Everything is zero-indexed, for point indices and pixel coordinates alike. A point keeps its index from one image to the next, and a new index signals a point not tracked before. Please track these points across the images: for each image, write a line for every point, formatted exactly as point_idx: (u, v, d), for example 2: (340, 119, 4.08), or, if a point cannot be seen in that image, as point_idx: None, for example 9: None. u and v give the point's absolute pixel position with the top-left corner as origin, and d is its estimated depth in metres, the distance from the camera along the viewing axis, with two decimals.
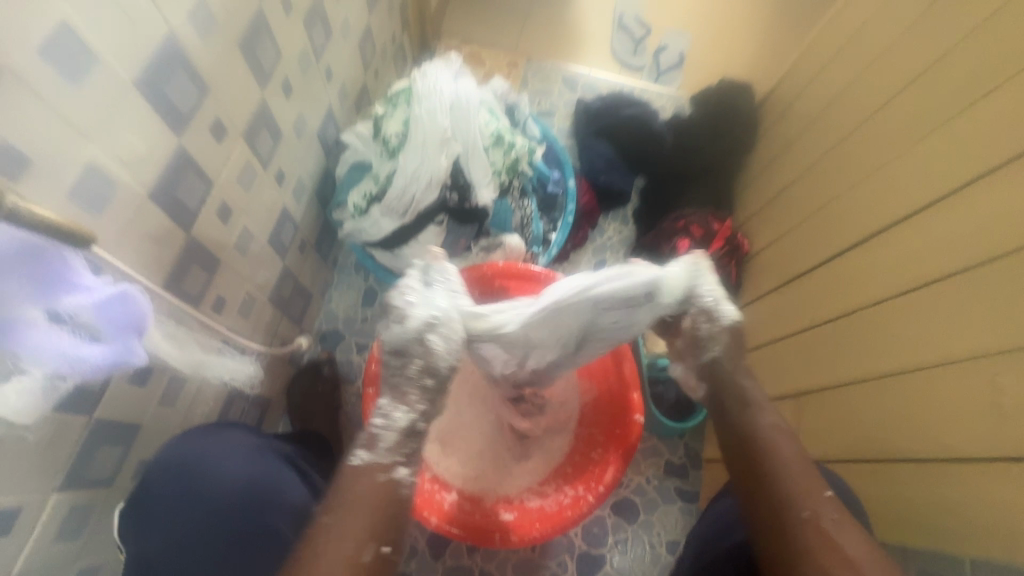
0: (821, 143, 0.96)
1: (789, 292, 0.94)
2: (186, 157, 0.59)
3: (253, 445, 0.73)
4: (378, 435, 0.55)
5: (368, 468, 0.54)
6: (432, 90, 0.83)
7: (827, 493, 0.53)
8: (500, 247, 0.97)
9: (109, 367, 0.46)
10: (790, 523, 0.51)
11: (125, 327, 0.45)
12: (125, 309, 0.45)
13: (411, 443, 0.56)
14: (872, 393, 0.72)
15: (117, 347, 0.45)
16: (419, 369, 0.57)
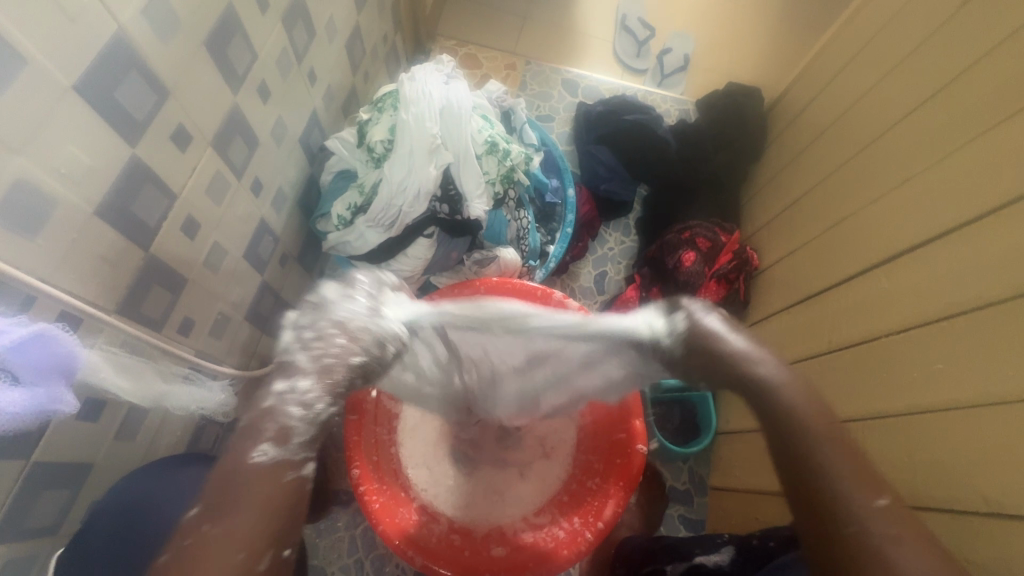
0: (839, 151, 0.91)
1: (806, 311, 0.89)
2: (143, 170, 0.54)
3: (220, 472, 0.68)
4: (290, 425, 0.48)
5: (267, 469, 0.46)
6: (420, 94, 0.77)
7: (879, 502, 0.44)
8: (494, 261, 0.91)
9: (32, 417, 0.40)
10: (856, 541, 0.43)
11: (50, 370, 0.40)
12: (48, 349, 0.40)
13: (317, 437, 0.50)
14: (900, 426, 0.66)
15: (39, 393, 0.39)
16: (336, 360, 0.52)
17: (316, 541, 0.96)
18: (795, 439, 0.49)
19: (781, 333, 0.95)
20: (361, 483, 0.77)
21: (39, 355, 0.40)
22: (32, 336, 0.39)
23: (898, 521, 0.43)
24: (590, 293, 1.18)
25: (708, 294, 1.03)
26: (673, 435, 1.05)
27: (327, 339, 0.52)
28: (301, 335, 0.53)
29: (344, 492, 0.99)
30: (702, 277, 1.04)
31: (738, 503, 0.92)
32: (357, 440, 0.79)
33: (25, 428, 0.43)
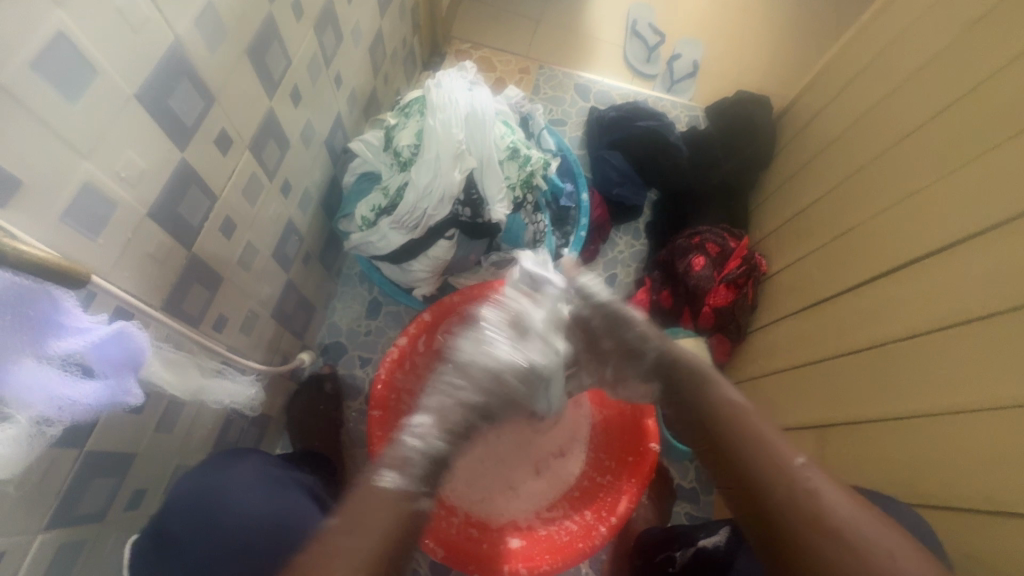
0: (849, 161, 0.93)
1: (811, 316, 0.91)
2: (190, 173, 0.56)
3: (272, 474, 0.69)
4: (410, 458, 0.64)
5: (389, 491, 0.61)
6: (447, 101, 0.80)
7: (797, 461, 0.55)
8: (511, 263, 0.95)
9: (103, 405, 0.43)
10: (771, 500, 0.53)
11: (122, 365, 0.43)
12: (121, 345, 0.43)
13: (427, 470, 0.65)
14: (898, 429, 0.69)
15: (112, 386, 0.43)
16: (451, 399, 0.69)
17: None
18: (718, 430, 0.62)
19: (784, 338, 0.97)
20: (384, 478, 0.78)
21: (113, 350, 0.42)
22: (111, 333, 0.42)
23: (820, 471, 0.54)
24: None
25: (717, 298, 1.05)
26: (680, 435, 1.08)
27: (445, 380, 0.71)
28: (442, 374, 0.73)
29: None
30: (711, 281, 1.06)
31: None
32: (379, 436, 0.81)
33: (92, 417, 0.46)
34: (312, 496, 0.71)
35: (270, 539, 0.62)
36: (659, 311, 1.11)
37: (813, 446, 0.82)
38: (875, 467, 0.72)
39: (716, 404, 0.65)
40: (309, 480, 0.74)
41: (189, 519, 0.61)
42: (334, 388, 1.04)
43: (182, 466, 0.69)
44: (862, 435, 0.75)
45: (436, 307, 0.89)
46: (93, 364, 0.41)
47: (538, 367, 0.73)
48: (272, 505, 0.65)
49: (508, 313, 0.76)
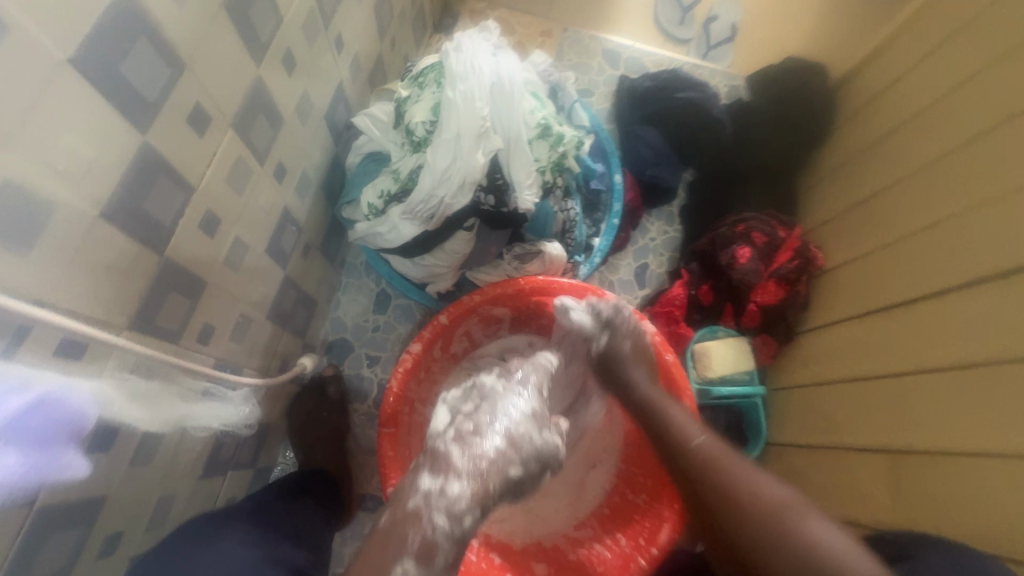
0: (929, 141, 0.79)
1: (875, 322, 0.79)
2: (158, 160, 0.45)
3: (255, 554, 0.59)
4: (436, 540, 0.50)
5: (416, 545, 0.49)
6: (469, 68, 0.67)
7: (695, 440, 0.64)
8: (537, 256, 0.83)
9: (33, 486, 0.36)
10: (693, 468, 0.62)
11: (50, 434, 0.35)
12: (49, 415, 0.35)
13: (455, 553, 0.52)
14: (983, 470, 0.59)
15: (39, 458, 0.35)
16: (480, 464, 0.53)
17: (341, 548, 0.91)
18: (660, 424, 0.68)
19: (841, 343, 0.85)
20: None
21: (41, 419, 0.35)
22: (33, 400, 0.34)
23: (715, 440, 0.64)
24: (631, 287, 1.09)
25: (765, 295, 0.94)
26: None
27: (481, 441, 0.54)
28: (458, 412, 0.58)
29: (370, 496, 0.94)
30: (758, 276, 0.95)
31: None
32: (391, 455, 0.73)
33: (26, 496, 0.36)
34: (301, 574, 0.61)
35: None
36: (697, 307, 1.01)
37: (880, 474, 0.72)
38: (942, 512, 0.62)
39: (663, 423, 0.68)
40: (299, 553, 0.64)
41: None
42: (338, 391, 0.96)
43: (167, 497, 0.61)
44: (935, 470, 0.64)
45: (453, 308, 0.78)
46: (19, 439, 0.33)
47: (546, 453, 0.56)
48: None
49: (533, 385, 0.63)
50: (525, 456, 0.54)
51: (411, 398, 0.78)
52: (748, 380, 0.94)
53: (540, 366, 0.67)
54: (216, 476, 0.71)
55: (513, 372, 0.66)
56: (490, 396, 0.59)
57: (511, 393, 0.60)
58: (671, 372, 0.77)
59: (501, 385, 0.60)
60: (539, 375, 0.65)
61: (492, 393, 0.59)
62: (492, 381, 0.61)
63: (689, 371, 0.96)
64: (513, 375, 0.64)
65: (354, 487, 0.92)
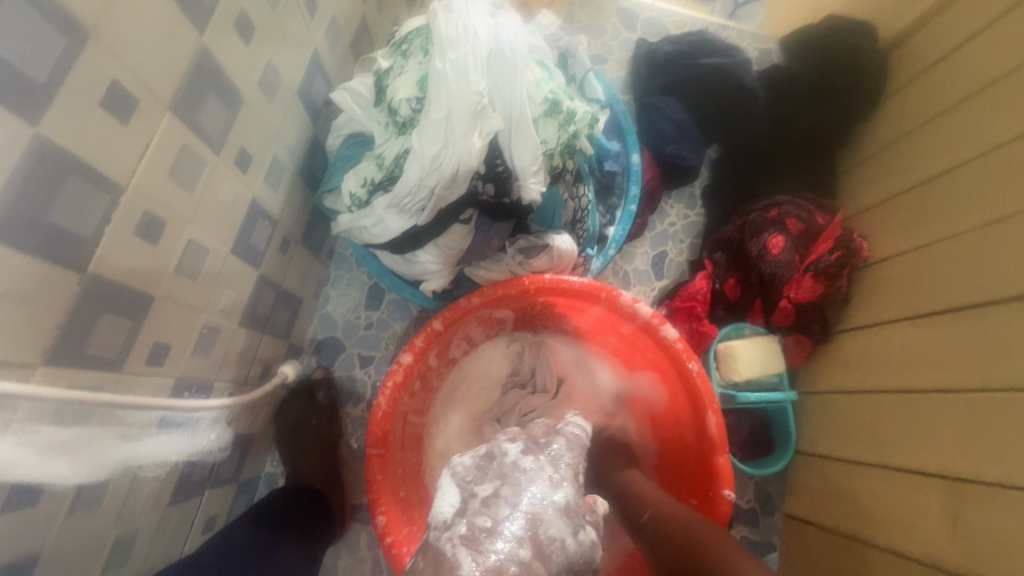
0: (1008, 114, 0.66)
1: (933, 327, 0.69)
2: (61, 157, 0.35)
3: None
4: None
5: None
6: (462, 32, 0.56)
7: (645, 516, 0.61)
8: (544, 250, 0.73)
9: None
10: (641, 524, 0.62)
11: None
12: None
13: None
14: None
15: None
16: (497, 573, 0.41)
17: (334, 563, 0.85)
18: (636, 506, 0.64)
19: (889, 348, 0.75)
20: (388, 533, 0.64)
21: None
22: None
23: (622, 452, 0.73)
24: (647, 278, 0.99)
25: (801, 290, 0.84)
26: (739, 450, 0.89)
27: (496, 543, 0.43)
28: (471, 497, 0.48)
29: (364, 507, 0.87)
30: (792, 268, 0.85)
31: (822, 540, 0.77)
32: (380, 481, 0.65)
33: None
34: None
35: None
36: (722, 303, 0.91)
37: (935, 502, 0.63)
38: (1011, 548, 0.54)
39: (629, 488, 0.66)
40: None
41: None
42: (328, 396, 0.89)
43: (127, 535, 0.54)
44: (1006, 506, 0.55)
45: (449, 311, 0.70)
46: None
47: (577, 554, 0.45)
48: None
49: (568, 467, 0.52)
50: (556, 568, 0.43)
51: (404, 411, 0.71)
52: (777, 383, 0.85)
53: (574, 442, 0.58)
54: (190, 501, 0.64)
55: (544, 444, 0.56)
56: (512, 475, 0.49)
57: (539, 478, 0.49)
58: (696, 383, 0.68)
59: (528, 464, 0.51)
60: (574, 456, 0.55)
61: (512, 472, 0.50)
62: (513, 458, 0.52)
63: (712, 374, 0.87)
64: (543, 450, 0.54)
65: (346, 498, 0.85)
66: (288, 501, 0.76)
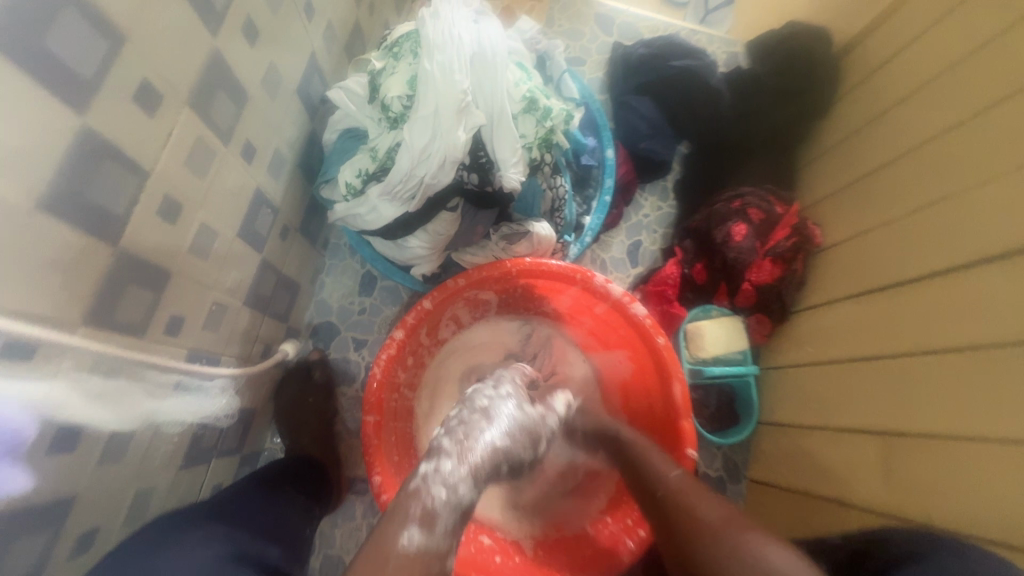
0: (936, 112, 0.74)
1: (874, 304, 0.77)
2: (101, 144, 0.41)
3: (222, 554, 0.55)
4: (434, 510, 0.53)
5: (415, 539, 0.50)
6: (448, 36, 0.62)
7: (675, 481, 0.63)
8: (524, 236, 0.79)
9: None
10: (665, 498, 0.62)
11: None
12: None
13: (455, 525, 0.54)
14: (981, 460, 0.57)
15: None
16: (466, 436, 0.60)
17: (331, 531, 0.90)
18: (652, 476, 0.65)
19: (838, 323, 0.83)
20: (383, 492, 0.69)
21: None
22: None
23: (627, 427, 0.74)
24: (623, 266, 1.06)
25: (761, 273, 0.92)
26: (708, 422, 0.97)
27: (461, 426, 0.61)
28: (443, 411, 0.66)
29: (360, 480, 0.93)
30: (753, 254, 0.92)
31: (779, 499, 0.85)
32: (375, 444, 0.72)
33: None
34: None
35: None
36: (691, 286, 0.98)
37: (872, 457, 0.70)
38: (932, 491, 0.61)
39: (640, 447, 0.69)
40: (267, 551, 0.60)
41: None
42: (324, 376, 0.95)
43: (144, 491, 0.59)
44: (938, 454, 0.62)
45: (438, 291, 0.76)
46: None
47: (524, 420, 0.65)
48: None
49: (510, 379, 0.71)
50: (524, 455, 0.64)
51: (397, 383, 0.77)
52: (741, 360, 0.93)
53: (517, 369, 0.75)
54: (199, 467, 0.70)
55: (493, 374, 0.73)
56: (467, 393, 0.68)
57: (496, 400, 0.65)
58: (663, 355, 0.75)
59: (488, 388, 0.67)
60: (516, 372, 0.74)
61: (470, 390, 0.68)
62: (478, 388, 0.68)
63: (681, 351, 0.94)
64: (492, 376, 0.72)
65: (343, 471, 0.91)
66: (291, 463, 0.81)
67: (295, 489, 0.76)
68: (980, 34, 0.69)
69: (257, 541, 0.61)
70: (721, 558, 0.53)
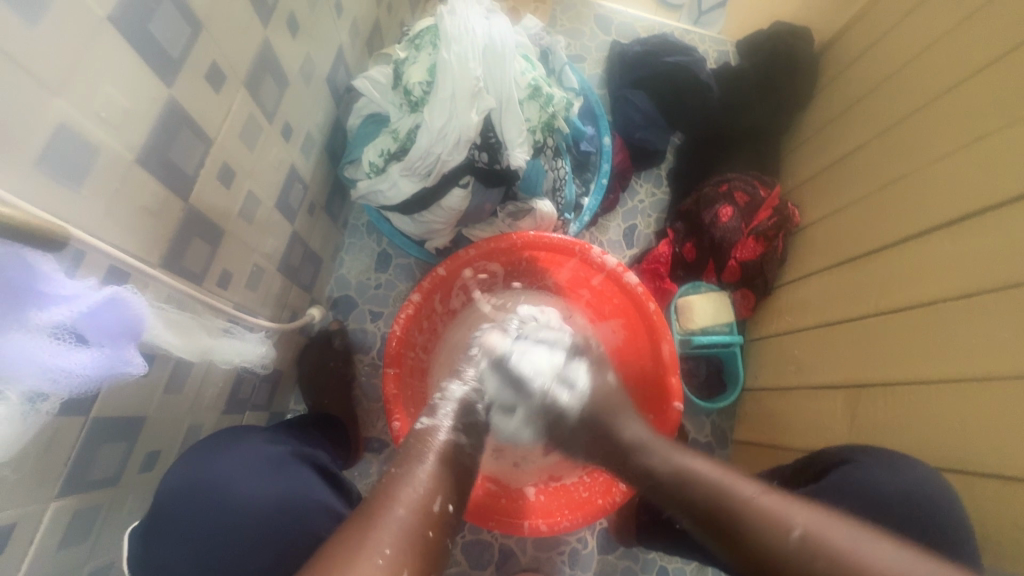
0: (900, 101, 0.83)
1: (844, 274, 0.85)
2: (180, 113, 0.50)
3: (283, 450, 0.62)
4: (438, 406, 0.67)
5: (439, 430, 0.63)
6: (463, 30, 0.71)
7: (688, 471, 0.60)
8: (529, 214, 0.88)
9: (101, 377, 0.42)
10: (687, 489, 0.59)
11: (117, 334, 0.42)
12: (118, 315, 0.42)
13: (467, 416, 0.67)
14: (931, 398, 0.66)
15: (109, 354, 0.42)
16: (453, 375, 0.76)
17: None
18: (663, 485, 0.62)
19: (814, 294, 0.91)
20: (401, 436, 0.78)
21: (104, 318, 0.41)
22: (100, 299, 0.40)
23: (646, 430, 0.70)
24: (620, 247, 1.15)
25: (745, 251, 1.00)
26: (698, 390, 1.05)
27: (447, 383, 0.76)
28: None
29: (376, 439, 1.01)
30: (738, 233, 1.00)
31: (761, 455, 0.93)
32: (395, 394, 0.80)
33: (86, 391, 0.43)
34: (324, 473, 0.65)
35: (274, 524, 0.55)
36: (682, 265, 1.07)
37: (839, 407, 0.79)
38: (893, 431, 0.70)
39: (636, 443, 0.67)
40: (318, 453, 0.68)
41: (193, 506, 0.54)
42: (343, 344, 1.03)
43: (195, 426, 0.67)
44: (903, 396, 0.70)
45: (450, 261, 0.84)
46: (81, 331, 0.39)
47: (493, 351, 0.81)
48: (281, 481, 0.58)
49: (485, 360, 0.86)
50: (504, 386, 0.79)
51: (413, 343, 0.85)
52: (727, 331, 1.01)
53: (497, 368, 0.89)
54: (236, 414, 0.78)
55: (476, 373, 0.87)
56: None
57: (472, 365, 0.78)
58: (654, 319, 0.84)
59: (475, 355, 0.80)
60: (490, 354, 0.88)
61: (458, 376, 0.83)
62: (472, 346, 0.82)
63: (673, 323, 1.01)
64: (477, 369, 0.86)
65: (361, 430, 0.99)
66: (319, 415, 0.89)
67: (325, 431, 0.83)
68: (938, 31, 0.78)
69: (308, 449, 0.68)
70: (789, 534, 0.49)
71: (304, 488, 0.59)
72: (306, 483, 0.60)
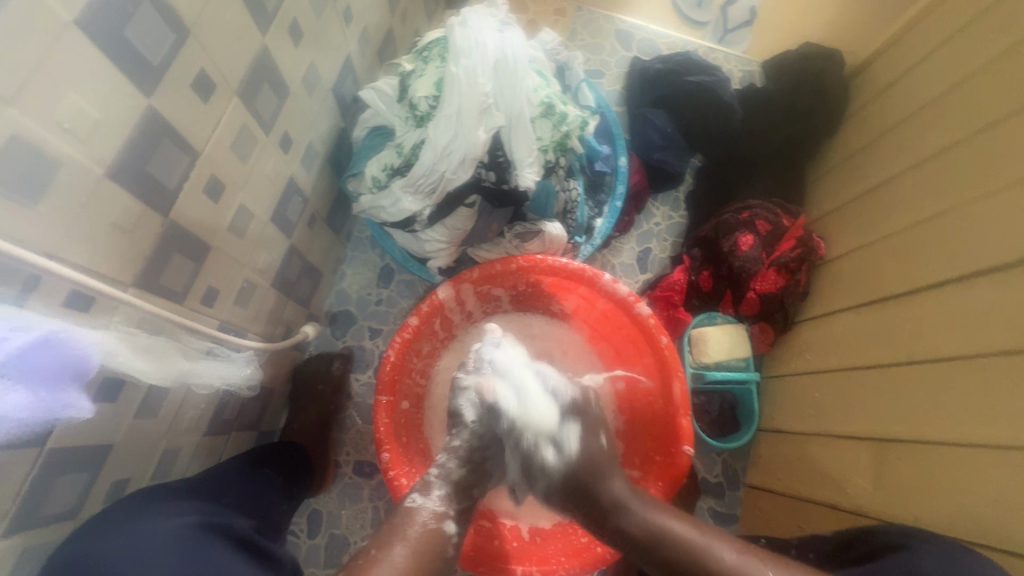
0: (940, 132, 0.77)
1: (872, 314, 0.80)
2: (162, 124, 0.46)
3: (191, 521, 0.53)
4: (431, 481, 0.63)
5: (426, 515, 0.58)
6: (473, 43, 0.67)
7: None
8: (537, 235, 0.83)
9: (43, 420, 0.38)
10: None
11: (58, 375, 0.38)
12: (52, 353, 0.38)
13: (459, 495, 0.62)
14: (966, 461, 0.60)
15: (53, 399, 0.37)
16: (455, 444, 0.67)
17: (339, 511, 0.94)
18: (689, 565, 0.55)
19: (839, 333, 0.85)
20: (390, 468, 0.73)
21: (41, 360, 0.37)
22: (35, 340, 0.36)
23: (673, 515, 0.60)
24: (633, 271, 1.10)
25: (765, 282, 0.94)
26: (709, 427, 0.99)
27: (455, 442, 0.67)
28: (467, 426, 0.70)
29: (367, 463, 0.97)
30: (758, 264, 0.95)
31: (779, 506, 0.87)
32: (386, 424, 0.75)
33: (27, 435, 0.39)
34: (241, 547, 0.57)
35: None
36: (697, 294, 1.01)
37: (865, 460, 0.73)
38: (926, 492, 0.64)
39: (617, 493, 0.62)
40: (238, 523, 0.59)
41: None
42: (342, 368, 0.99)
43: (171, 451, 0.63)
44: (935, 456, 0.64)
45: (452, 283, 0.80)
46: (19, 375, 0.35)
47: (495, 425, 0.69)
48: (186, 561, 0.49)
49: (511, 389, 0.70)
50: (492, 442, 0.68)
51: (409, 368, 0.81)
52: (743, 366, 0.95)
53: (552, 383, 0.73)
54: (220, 436, 0.74)
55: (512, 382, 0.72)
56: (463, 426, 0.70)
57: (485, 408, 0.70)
58: (665, 354, 0.78)
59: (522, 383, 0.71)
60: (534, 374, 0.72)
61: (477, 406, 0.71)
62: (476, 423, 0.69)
63: (685, 356, 0.95)
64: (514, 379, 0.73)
65: (330, 454, 0.94)
66: (287, 444, 0.84)
67: (275, 470, 0.76)
68: (982, 59, 0.73)
69: (227, 516, 0.59)
70: None
71: (223, 566, 0.51)
72: (228, 564, 0.51)
